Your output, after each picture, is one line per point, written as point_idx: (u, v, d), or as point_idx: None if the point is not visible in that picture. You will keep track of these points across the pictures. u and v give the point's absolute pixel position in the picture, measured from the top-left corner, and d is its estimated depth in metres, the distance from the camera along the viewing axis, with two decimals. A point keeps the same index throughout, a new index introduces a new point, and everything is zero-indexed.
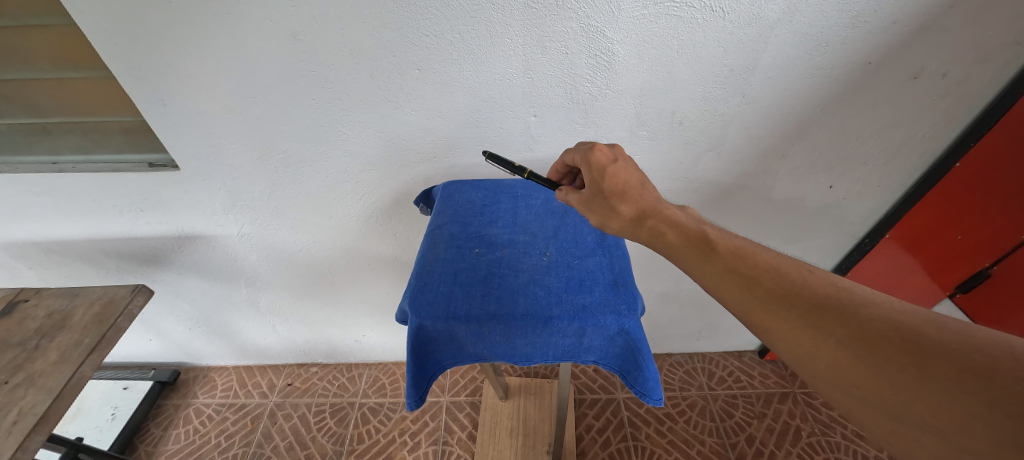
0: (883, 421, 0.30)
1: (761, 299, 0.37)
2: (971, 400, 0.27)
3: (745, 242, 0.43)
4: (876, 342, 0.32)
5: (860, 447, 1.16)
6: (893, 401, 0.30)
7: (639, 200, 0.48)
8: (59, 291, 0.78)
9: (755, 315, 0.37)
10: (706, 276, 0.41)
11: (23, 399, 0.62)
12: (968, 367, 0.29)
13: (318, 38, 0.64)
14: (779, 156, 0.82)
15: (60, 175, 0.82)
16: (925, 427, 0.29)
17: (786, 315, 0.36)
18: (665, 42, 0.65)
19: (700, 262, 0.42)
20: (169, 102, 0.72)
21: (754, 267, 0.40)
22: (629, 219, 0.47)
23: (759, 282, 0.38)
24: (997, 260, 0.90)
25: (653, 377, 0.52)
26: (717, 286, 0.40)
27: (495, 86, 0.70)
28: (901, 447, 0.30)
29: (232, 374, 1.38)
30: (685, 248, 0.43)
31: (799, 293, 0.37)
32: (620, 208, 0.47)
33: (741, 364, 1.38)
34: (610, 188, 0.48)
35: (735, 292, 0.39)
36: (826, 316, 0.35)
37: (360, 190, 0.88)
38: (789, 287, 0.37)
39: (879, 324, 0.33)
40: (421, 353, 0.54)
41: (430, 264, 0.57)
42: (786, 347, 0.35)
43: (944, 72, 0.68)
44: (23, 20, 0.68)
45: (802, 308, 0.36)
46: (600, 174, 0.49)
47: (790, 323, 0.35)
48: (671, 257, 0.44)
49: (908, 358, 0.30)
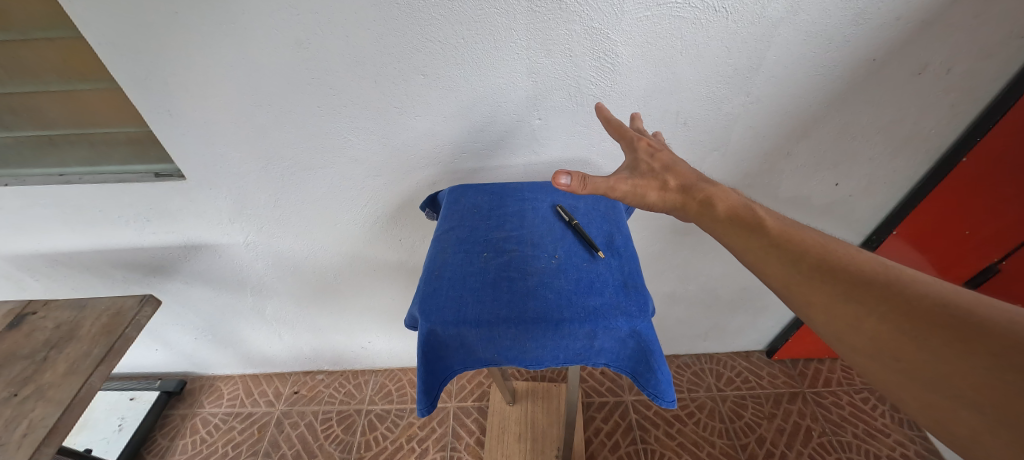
0: (919, 391, 0.34)
1: (806, 272, 0.41)
2: (1012, 374, 0.31)
3: (789, 220, 0.47)
4: (917, 317, 0.36)
5: (871, 447, 1.15)
6: (931, 371, 0.34)
7: (683, 176, 0.52)
8: (67, 303, 0.77)
9: (794, 287, 0.41)
10: (749, 250, 0.45)
11: (33, 411, 0.62)
12: (1013, 341, 0.32)
13: (323, 45, 0.64)
14: (784, 154, 0.82)
15: (66, 186, 0.82)
16: (962, 397, 0.32)
17: (830, 289, 0.40)
18: (669, 42, 0.65)
19: (745, 237, 0.45)
20: (175, 112, 0.72)
21: (801, 242, 0.43)
22: (675, 189, 0.51)
23: (804, 257, 0.42)
24: (1007, 255, 0.89)
25: (667, 379, 0.51)
26: (760, 262, 0.44)
27: (500, 91, 0.71)
28: (933, 415, 0.34)
29: (239, 383, 1.38)
30: (732, 227, 0.47)
31: (843, 268, 0.41)
32: (667, 179, 0.51)
33: (749, 364, 1.37)
34: (657, 165, 0.53)
35: (782, 266, 0.42)
36: (870, 290, 0.38)
37: (366, 196, 0.88)
38: (835, 263, 0.41)
39: (922, 299, 0.36)
40: (431, 358, 0.53)
41: (439, 268, 0.57)
42: (827, 320, 0.39)
43: (948, 67, 0.68)
44: (30, 34, 0.69)
45: (847, 282, 0.39)
46: (647, 155, 0.55)
47: (833, 297, 0.39)
48: (714, 230, 0.48)
49: (950, 332, 0.34)
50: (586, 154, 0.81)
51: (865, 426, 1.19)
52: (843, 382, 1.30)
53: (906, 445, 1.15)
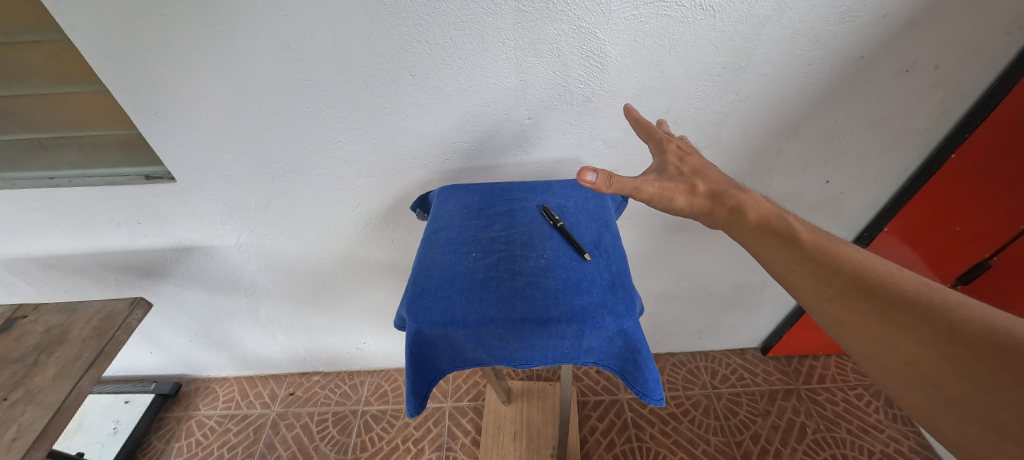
0: (957, 419, 0.34)
1: (841, 289, 0.42)
2: None
3: (828, 235, 0.47)
4: (958, 343, 0.35)
5: (866, 442, 1.16)
6: (973, 400, 0.34)
7: (713, 183, 0.52)
8: (57, 307, 0.77)
9: (823, 303, 0.42)
10: (779, 264, 0.46)
11: (22, 415, 0.61)
12: None
13: (311, 46, 0.64)
14: (775, 152, 0.82)
15: (56, 189, 0.82)
16: (1006, 433, 0.32)
17: (864, 308, 0.40)
18: (657, 41, 0.65)
19: (778, 249, 0.46)
20: (164, 114, 0.72)
21: (839, 258, 0.44)
22: (704, 195, 0.51)
23: (839, 273, 0.43)
24: (997, 251, 0.90)
25: (654, 377, 0.51)
26: (793, 277, 0.44)
27: (489, 91, 0.71)
28: (973, 446, 0.33)
29: (234, 385, 1.38)
30: (765, 238, 0.47)
31: (883, 287, 0.41)
32: (697, 184, 0.51)
33: (744, 361, 1.38)
34: (687, 169, 0.53)
35: (814, 281, 0.43)
36: (910, 312, 0.38)
37: (357, 197, 0.88)
38: (874, 281, 0.41)
39: (965, 325, 0.36)
40: (420, 359, 0.53)
41: (428, 269, 0.57)
42: (861, 339, 0.40)
43: (936, 64, 0.68)
44: (16, 36, 0.68)
45: (885, 302, 0.40)
46: (677, 158, 0.54)
47: (868, 316, 0.40)
48: (745, 242, 0.49)
49: (993, 360, 0.34)
50: (576, 153, 0.81)
51: (859, 422, 1.20)
52: (837, 379, 1.31)
53: (900, 441, 1.15)
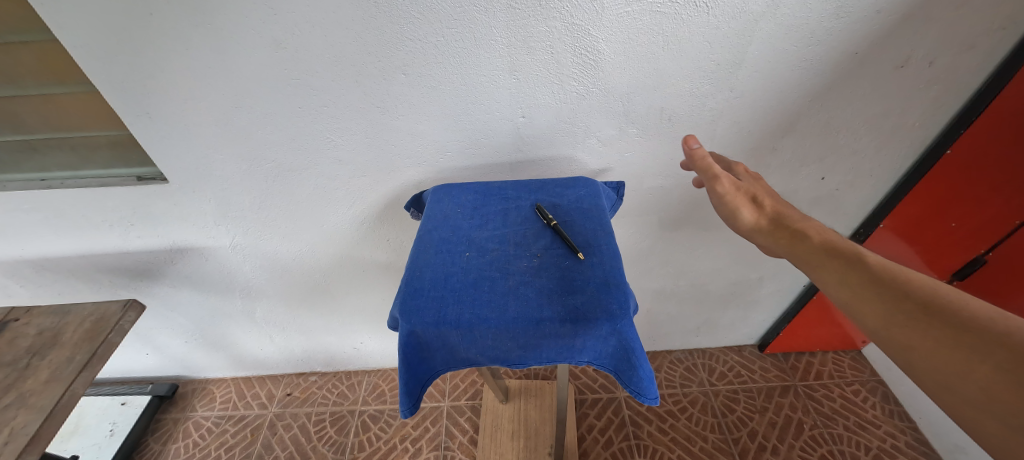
0: None
1: (909, 312, 0.40)
2: None
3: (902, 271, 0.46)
4: None
5: (862, 438, 1.16)
6: None
7: (782, 205, 0.55)
8: (49, 309, 0.76)
9: (890, 332, 0.41)
10: (844, 286, 0.45)
11: (15, 418, 0.61)
12: None
13: (302, 45, 0.64)
14: (770, 149, 0.82)
15: (48, 191, 0.81)
16: None
17: (935, 333, 0.38)
18: (650, 38, 0.65)
19: (843, 269, 0.46)
20: (154, 114, 0.72)
21: (909, 285, 0.42)
22: (771, 211, 0.54)
23: (907, 298, 0.41)
24: (993, 247, 0.89)
25: (648, 376, 0.51)
26: (856, 300, 0.44)
27: (482, 89, 0.70)
28: None
29: (231, 386, 1.37)
30: (830, 257, 0.48)
31: (957, 313, 0.39)
32: (765, 201, 0.55)
33: (742, 358, 1.38)
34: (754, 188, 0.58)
35: (880, 306, 0.42)
36: (987, 337, 0.36)
37: (351, 197, 0.87)
38: (947, 308, 0.39)
39: None
40: (413, 359, 0.53)
41: (421, 269, 0.57)
42: (933, 365, 0.37)
43: (931, 60, 0.68)
44: (4, 37, 0.68)
45: (958, 328, 0.37)
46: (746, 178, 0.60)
47: (939, 340, 0.37)
48: (808, 261, 0.49)
49: None
50: (571, 151, 0.80)
51: (856, 419, 1.20)
52: (835, 375, 1.31)
53: (896, 436, 1.16)
